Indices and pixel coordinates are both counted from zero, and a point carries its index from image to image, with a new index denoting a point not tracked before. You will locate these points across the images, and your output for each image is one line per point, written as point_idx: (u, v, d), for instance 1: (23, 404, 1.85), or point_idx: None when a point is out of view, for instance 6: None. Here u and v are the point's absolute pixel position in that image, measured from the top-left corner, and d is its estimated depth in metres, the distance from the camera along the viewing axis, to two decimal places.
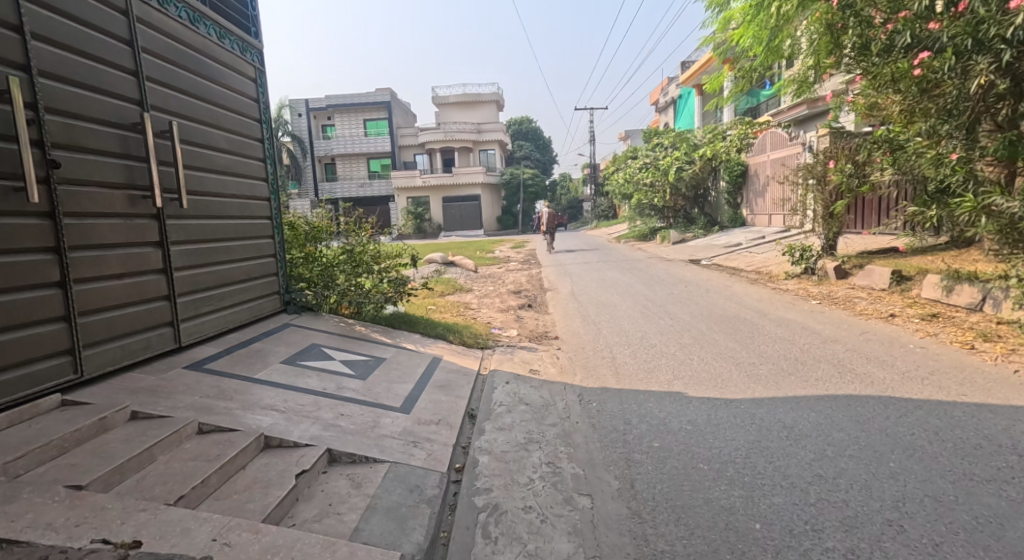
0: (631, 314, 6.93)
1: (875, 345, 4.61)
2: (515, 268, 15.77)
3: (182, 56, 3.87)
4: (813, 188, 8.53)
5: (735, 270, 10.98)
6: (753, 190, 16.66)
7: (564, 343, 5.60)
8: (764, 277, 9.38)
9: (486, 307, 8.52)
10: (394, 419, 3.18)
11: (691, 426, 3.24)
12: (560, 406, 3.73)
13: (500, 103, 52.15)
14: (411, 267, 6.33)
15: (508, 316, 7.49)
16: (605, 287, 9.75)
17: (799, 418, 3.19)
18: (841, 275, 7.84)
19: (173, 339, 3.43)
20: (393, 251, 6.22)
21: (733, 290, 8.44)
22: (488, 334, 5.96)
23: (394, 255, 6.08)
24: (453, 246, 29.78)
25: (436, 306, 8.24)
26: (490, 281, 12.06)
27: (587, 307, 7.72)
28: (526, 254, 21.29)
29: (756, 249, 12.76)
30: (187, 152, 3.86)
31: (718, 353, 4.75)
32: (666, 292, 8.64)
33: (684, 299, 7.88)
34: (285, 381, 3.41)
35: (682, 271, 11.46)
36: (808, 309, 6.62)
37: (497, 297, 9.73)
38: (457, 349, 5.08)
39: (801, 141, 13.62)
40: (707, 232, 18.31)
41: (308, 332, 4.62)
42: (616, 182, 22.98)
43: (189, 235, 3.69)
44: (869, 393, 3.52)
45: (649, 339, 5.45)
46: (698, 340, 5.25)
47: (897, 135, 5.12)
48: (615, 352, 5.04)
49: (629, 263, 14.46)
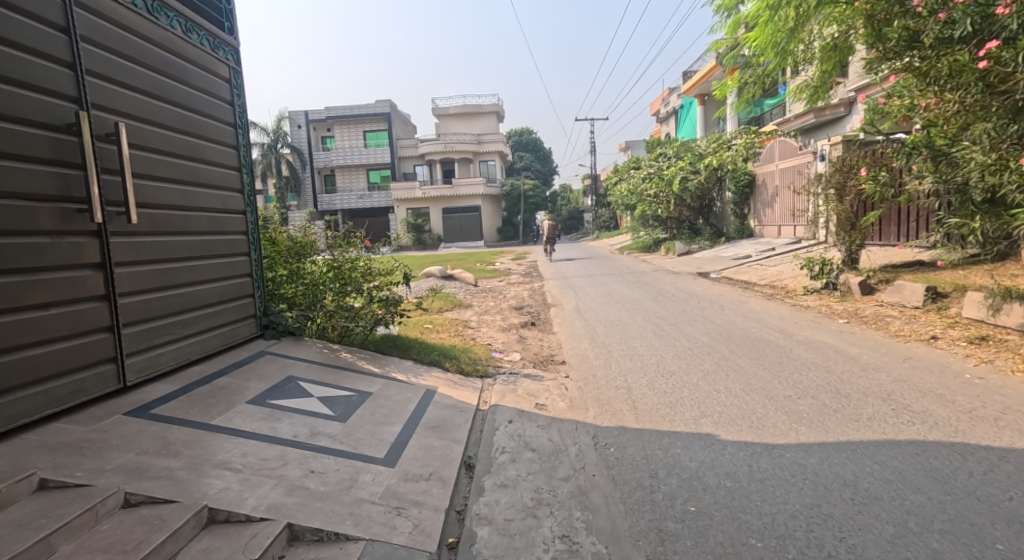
0: (643, 334, 6.41)
1: (926, 375, 4.09)
2: (516, 280, 15.30)
3: (138, 49, 3.38)
4: (833, 198, 8.04)
5: (748, 283, 10.47)
6: (761, 200, 16.21)
7: (573, 370, 5.08)
8: (781, 292, 8.88)
9: (487, 326, 8.01)
10: (376, 476, 2.66)
11: (731, 481, 2.72)
12: (572, 453, 3.20)
13: (501, 114, 51.94)
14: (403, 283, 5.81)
15: (510, 336, 6.98)
16: (612, 303, 9.24)
17: (861, 473, 2.67)
18: (866, 290, 7.33)
19: (116, 379, 2.89)
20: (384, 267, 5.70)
21: (750, 306, 7.92)
22: (488, 359, 5.45)
23: (385, 270, 5.58)
24: (453, 258, 29.39)
25: (433, 325, 7.72)
26: (491, 296, 11.56)
27: (595, 326, 7.20)
28: (528, 266, 20.81)
29: (767, 262, 12.26)
30: (142, 160, 3.35)
31: (747, 383, 4.23)
32: (678, 309, 8.12)
33: (699, 317, 7.37)
34: (248, 427, 2.88)
35: (692, 285, 10.95)
36: (836, 328, 6.11)
37: (499, 314, 9.21)
38: (454, 379, 4.56)
39: (812, 150, 13.16)
40: (714, 244, 17.82)
41: (284, 361, 4.10)
42: (619, 193, 22.54)
43: (141, 255, 3.18)
44: (937, 439, 3.00)
45: (667, 366, 4.93)
46: (722, 367, 4.72)
47: (942, 139, 4.61)
48: (631, 383, 4.52)
49: (635, 276, 13.95)
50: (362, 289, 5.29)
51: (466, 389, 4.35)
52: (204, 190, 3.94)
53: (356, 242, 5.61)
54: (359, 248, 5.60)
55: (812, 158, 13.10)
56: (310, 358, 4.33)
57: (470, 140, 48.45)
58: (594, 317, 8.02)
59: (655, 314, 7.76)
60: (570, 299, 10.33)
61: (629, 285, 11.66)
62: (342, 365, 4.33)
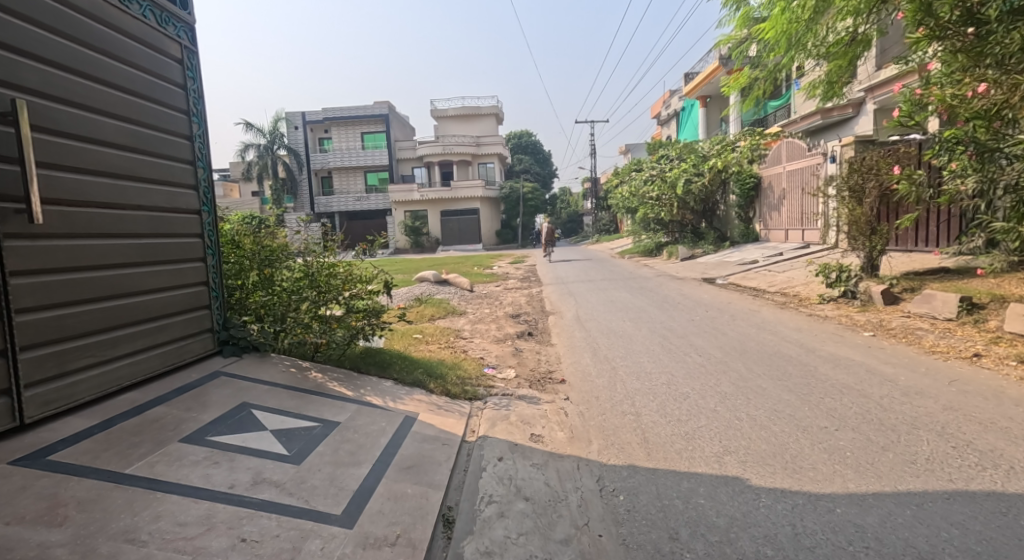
0: (650, 348, 5.88)
1: (982, 401, 3.55)
2: (514, 285, 14.80)
3: (54, 14, 2.85)
4: (853, 202, 7.53)
5: (757, 290, 9.94)
6: (768, 204, 15.68)
7: (573, 391, 4.55)
8: (794, 300, 8.34)
9: (481, 337, 7.46)
10: (326, 543, 2.12)
11: (771, 549, 2.18)
12: (573, 503, 2.66)
13: (500, 116, 51.45)
14: (383, 293, 5.24)
15: (505, 349, 6.45)
16: (614, 312, 8.70)
17: (934, 540, 2.14)
18: (890, 300, 6.81)
19: (10, 416, 2.44)
20: (362, 274, 5.13)
21: (763, 316, 7.38)
22: (478, 376, 4.90)
23: (365, 277, 5.04)
24: (450, 261, 28.90)
25: (423, 337, 7.16)
26: (486, 302, 11.04)
27: (597, 338, 6.67)
28: (526, 269, 20.30)
29: (776, 268, 11.75)
30: (57, 148, 2.82)
31: (774, 410, 3.68)
32: (686, 318, 7.59)
33: (708, 327, 6.84)
34: (174, 476, 2.36)
35: (699, 292, 10.41)
36: (862, 342, 5.57)
37: (495, 322, 8.67)
38: (439, 403, 4.02)
39: (822, 151, 12.62)
40: (718, 248, 17.30)
41: (241, 384, 3.56)
42: (619, 196, 22.03)
43: (49, 263, 2.69)
44: (1019, 489, 2.46)
45: (678, 387, 4.40)
46: (742, 390, 4.18)
47: (993, 131, 4.11)
48: (639, 408, 3.99)
49: (638, 281, 13.41)
50: (339, 298, 4.74)
51: (451, 416, 3.81)
52: (145, 186, 3.41)
53: (333, 245, 5.08)
54: (336, 252, 5.06)
55: (823, 159, 12.59)
56: (272, 379, 3.78)
57: (469, 142, 47.95)
58: (596, 327, 7.49)
59: (661, 324, 7.23)
60: (570, 306, 9.80)
61: (632, 292, 11.12)
62: (309, 388, 3.78)
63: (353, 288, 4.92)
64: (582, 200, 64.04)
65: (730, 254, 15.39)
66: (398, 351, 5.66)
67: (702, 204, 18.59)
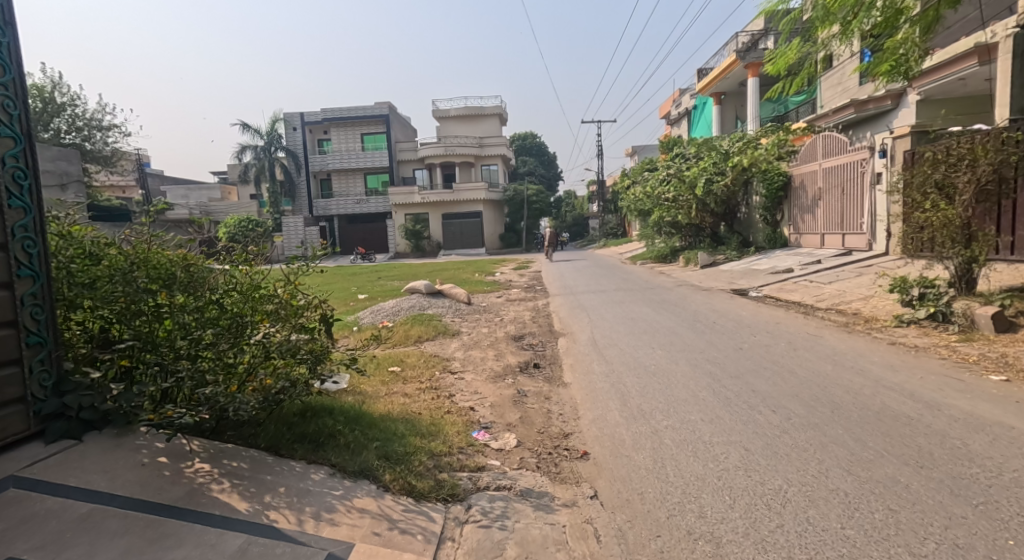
0: (699, 397, 4.36)
1: None
2: (517, 296, 13.41)
3: None
4: (941, 202, 5.99)
5: (805, 307, 8.42)
6: (799, 205, 14.13)
7: (602, 481, 3.05)
8: (860, 322, 6.83)
9: (474, 370, 5.96)
10: None
11: None
12: None
13: (504, 116, 50.11)
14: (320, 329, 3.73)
15: (503, 392, 4.99)
16: (638, 334, 7.19)
17: None
18: (1003, 327, 5.30)
19: None
20: (295, 304, 3.63)
21: (831, 344, 5.86)
22: (464, 451, 3.43)
23: (299, 305, 3.64)
24: (451, 266, 27.60)
25: (393, 378, 5.60)
26: (485, 320, 9.51)
27: (624, 378, 5.15)
28: (531, 277, 18.90)
29: (819, 279, 10.25)
30: None
31: (952, 546, 2.18)
32: (732, 347, 6.06)
33: (765, 361, 5.35)
34: None
35: (734, 309, 8.86)
36: (995, 388, 4.06)
37: (493, 348, 7.15)
38: (395, 517, 2.52)
39: (868, 145, 11.01)
40: (742, 254, 15.75)
41: (41, 506, 2.10)
42: (630, 198, 20.57)
43: None
44: None
45: (762, 478, 2.90)
46: (870, 489, 2.68)
47: None
48: (714, 526, 2.48)
49: (657, 292, 11.96)
50: (259, 333, 3.26)
51: (408, 547, 2.30)
52: None
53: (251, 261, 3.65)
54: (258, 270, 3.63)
55: (868, 155, 11.05)
56: (110, 488, 2.28)
57: (471, 143, 46.42)
58: (620, 359, 5.97)
59: (703, 356, 5.70)
60: (584, 327, 8.29)
61: (653, 308, 9.57)
62: (171, 504, 2.27)
63: (282, 320, 3.46)
64: (588, 203, 62.52)
65: (758, 262, 13.86)
66: (349, 406, 4.16)
67: (722, 206, 17.06)
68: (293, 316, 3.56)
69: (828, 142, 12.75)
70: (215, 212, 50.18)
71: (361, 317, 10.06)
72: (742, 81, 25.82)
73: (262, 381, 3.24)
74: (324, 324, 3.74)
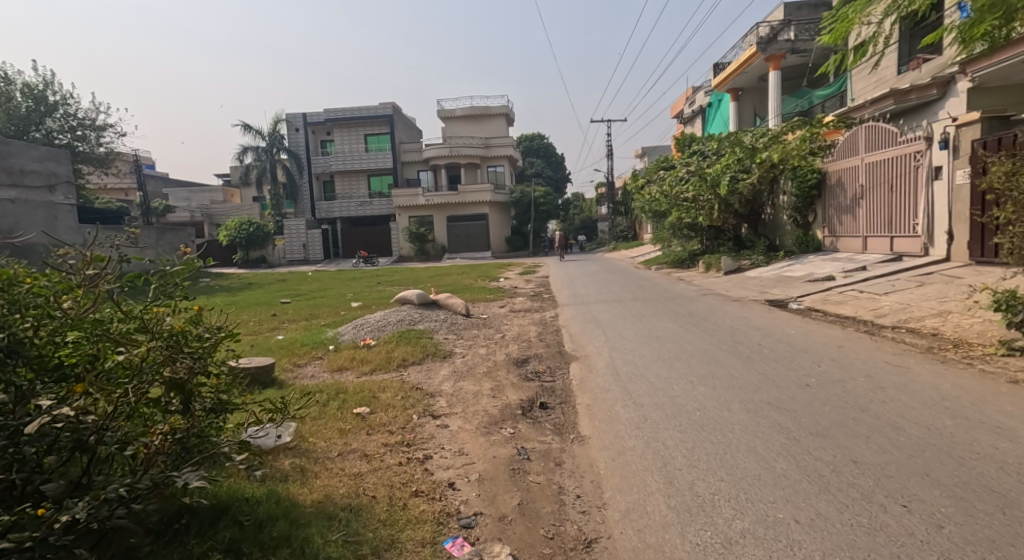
0: (778, 471, 3.04)
1: None
2: (522, 305, 12.14)
3: None
4: None
5: (866, 325, 7.05)
6: (837, 205, 12.75)
7: None
8: (950, 347, 5.46)
9: (464, 412, 4.65)
10: None
11: None
12: None
13: (510, 116, 48.82)
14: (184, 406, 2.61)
15: (497, 455, 3.68)
16: (669, 360, 5.85)
17: None
18: None
19: None
20: (148, 364, 2.44)
21: (927, 380, 4.51)
22: None
23: (142, 360, 2.43)
24: (454, 270, 26.38)
25: (356, 427, 4.28)
26: (484, 337, 8.19)
27: (662, 432, 3.82)
28: (537, 283, 17.62)
29: (873, 288, 8.86)
30: None
31: None
32: (796, 383, 4.71)
33: (851, 407, 4.00)
34: None
35: (779, 326, 7.48)
36: None
37: (491, 378, 5.82)
38: None
39: (924, 134, 9.58)
40: (770, 259, 14.35)
41: None
42: (644, 198, 19.25)
43: None
44: None
45: None
46: None
47: None
48: None
49: (680, 303, 10.63)
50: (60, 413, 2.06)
51: None
52: None
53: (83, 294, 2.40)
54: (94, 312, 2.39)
55: (925, 146, 9.63)
56: None
57: (477, 143, 45.05)
58: (654, 399, 4.63)
59: (761, 399, 4.34)
60: (601, 348, 6.95)
61: (679, 324, 8.20)
62: None
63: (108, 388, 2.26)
64: (595, 205, 61.05)
65: (792, 268, 12.46)
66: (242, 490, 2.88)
67: (747, 206, 15.66)
68: (129, 380, 2.37)
69: (873, 133, 11.34)
70: (217, 214, 49.38)
71: (341, 333, 8.76)
72: (761, 75, 24.39)
73: (59, 493, 2.05)
74: (182, 394, 2.61)
